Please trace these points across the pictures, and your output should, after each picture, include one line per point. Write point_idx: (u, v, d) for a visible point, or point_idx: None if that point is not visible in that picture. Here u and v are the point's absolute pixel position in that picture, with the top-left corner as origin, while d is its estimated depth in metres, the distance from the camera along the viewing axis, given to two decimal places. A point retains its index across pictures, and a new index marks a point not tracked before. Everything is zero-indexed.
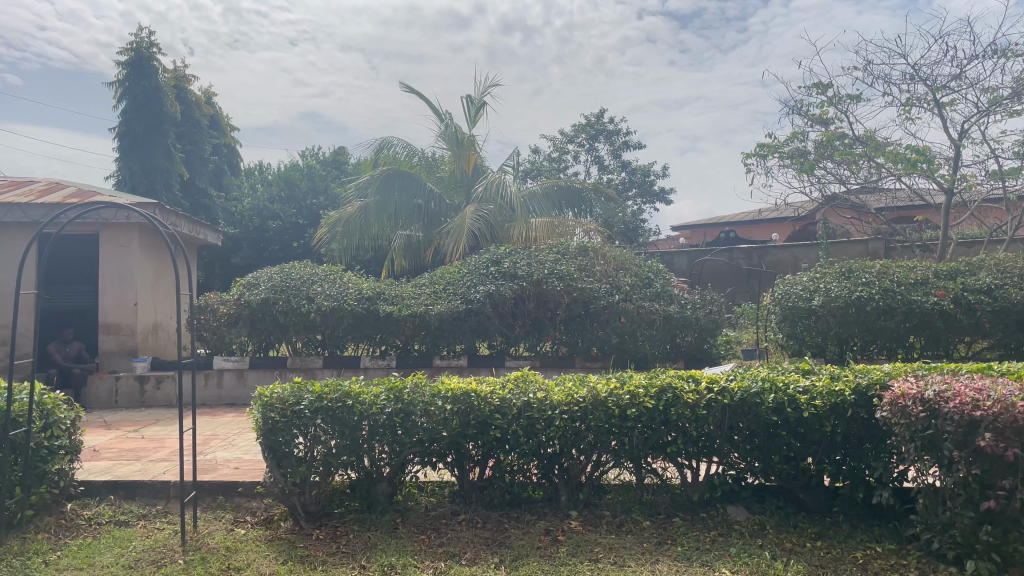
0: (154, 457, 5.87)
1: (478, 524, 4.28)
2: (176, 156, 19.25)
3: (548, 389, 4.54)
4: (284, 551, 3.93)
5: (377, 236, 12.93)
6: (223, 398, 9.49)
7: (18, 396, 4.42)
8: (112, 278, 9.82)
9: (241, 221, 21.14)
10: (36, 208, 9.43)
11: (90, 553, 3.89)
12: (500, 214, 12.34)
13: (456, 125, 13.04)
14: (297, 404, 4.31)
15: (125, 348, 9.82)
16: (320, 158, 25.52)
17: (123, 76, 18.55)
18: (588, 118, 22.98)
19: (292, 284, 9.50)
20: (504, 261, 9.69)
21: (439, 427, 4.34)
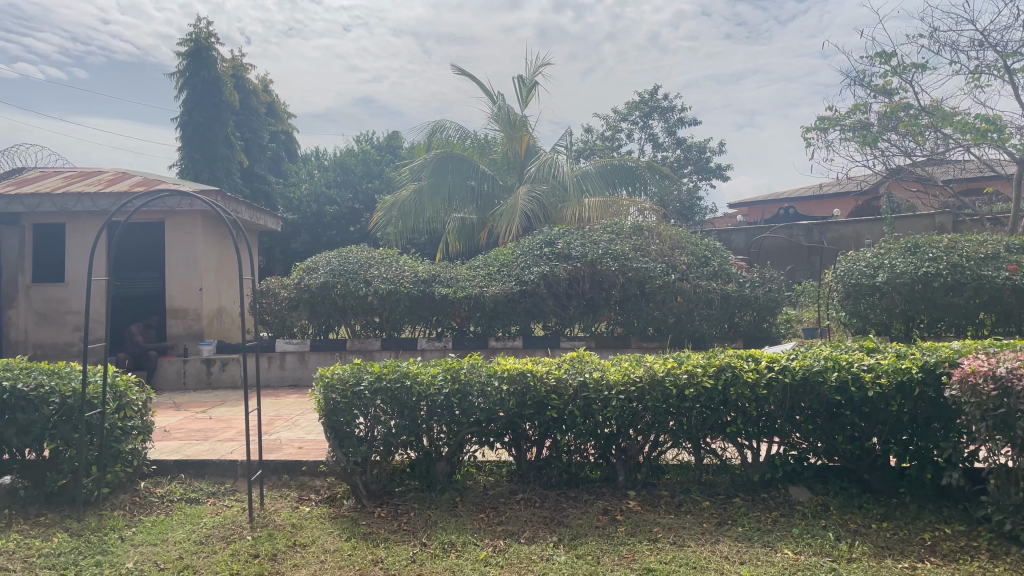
0: (220, 437, 6.06)
1: (536, 503, 4.30)
2: (236, 144, 19.72)
3: (604, 369, 4.53)
4: (348, 528, 4.02)
5: (432, 218, 13.01)
6: (286, 379, 9.71)
7: (93, 378, 4.60)
8: (177, 263, 10.14)
9: (300, 206, 21.59)
10: (105, 197, 9.76)
11: (163, 529, 4.04)
12: (553, 195, 12.30)
13: (508, 106, 13.00)
14: (357, 384, 4.40)
15: (192, 332, 10.15)
16: (374, 143, 25.77)
17: (184, 66, 19.01)
18: (641, 95, 22.70)
19: (350, 268, 9.67)
20: (558, 242, 9.66)
21: (496, 408, 4.36)
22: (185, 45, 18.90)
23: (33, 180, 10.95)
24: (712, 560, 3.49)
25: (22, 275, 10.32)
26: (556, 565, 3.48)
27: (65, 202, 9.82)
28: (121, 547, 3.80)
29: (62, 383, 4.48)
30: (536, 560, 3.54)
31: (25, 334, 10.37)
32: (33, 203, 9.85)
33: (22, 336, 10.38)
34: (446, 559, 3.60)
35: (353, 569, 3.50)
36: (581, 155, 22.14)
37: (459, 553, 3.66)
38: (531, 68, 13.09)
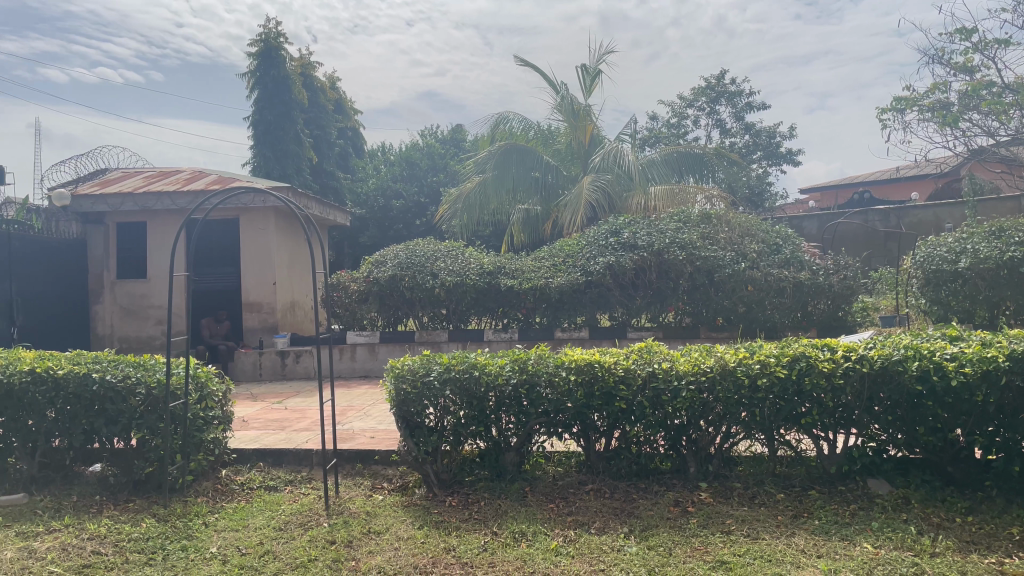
0: (296, 427, 6.23)
1: (606, 494, 4.29)
2: (305, 141, 20.17)
3: (674, 359, 4.48)
4: (420, 516, 4.08)
5: (497, 210, 13.05)
6: (356, 370, 9.93)
7: (176, 370, 4.78)
8: (252, 258, 10.45)
9: (366, 201, 21.96)
10: (183, 195, 10.12)
11: (244, 515, 4.18)
12: (618, 184, 12.18)
13: (572, 95, 12.93)
14: (427, 375, 4.47)
15: (266, 325, 10.47)
16: (439, 137, 26.01)
17: (255, 67, 19.50)
18: (708, 80, 22.29)
19: (418, 261, 9.80)
20: (624, 231, 9.56)
21: (564, 399, 4.36)
22: (255, 45, 19.38)
23: (117, 180, 11.43)
24: (789, 554, 3.43)
25: (107, 271, 10.80)
26: (627, 556, 3.47)
27: (147, 201, 10.24)
28: (205, 532, 3.95)
29: (147, 374, 4.67)
30: (607, 551, 3.53)
31: (110, 329, 10.84)
32: (116, 203, 10.29)
33: (108, 331, 10.85)
34: (518, 548, 3.62)
35: (426, 556, 3.55)
36: (646, 143, 21.89)
37: (531, 542, 3.68)
38: (595, 56, 12.98)
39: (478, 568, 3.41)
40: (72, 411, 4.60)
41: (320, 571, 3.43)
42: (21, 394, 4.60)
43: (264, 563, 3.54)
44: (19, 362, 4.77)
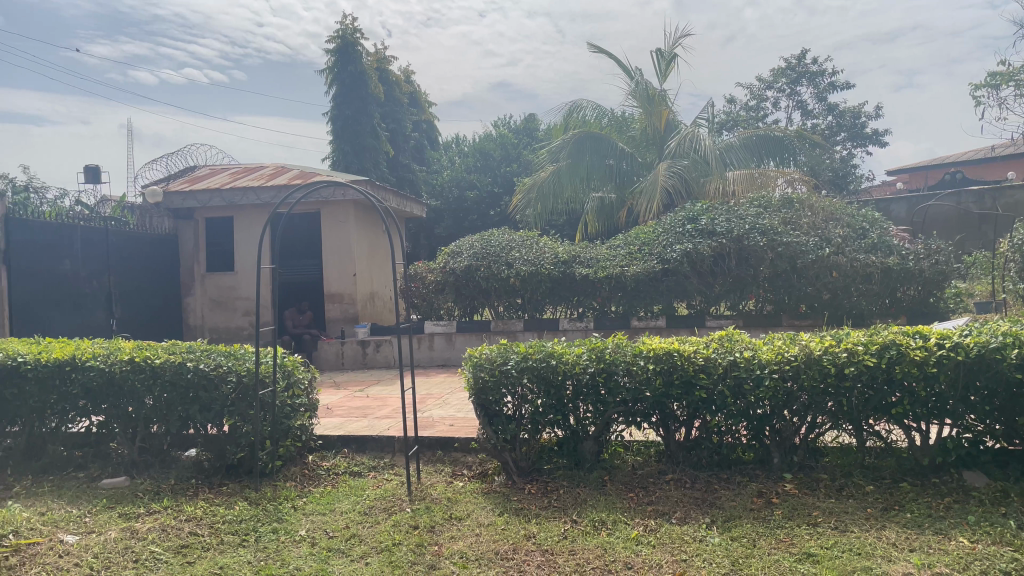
0: (378, 414, 6.37)
1: (687, 484, 4.24)
2: (382, 134, 20.46)
3: (756, 348, 4.38)
4: (500, 503, 4.13)
5: (572, 198, 13.00)
6: (435, 358, 10.06)
7: (264, 359, 4.97)
8: (333, 250, 10.73)
9: (442, 193, 22.22)
10: (267, 190, 10.46)
11: (331, 500, 4.31)
12: (695, 169, 11.96)
13: (647, 80, 12.74)
14: (505, 364, 4.52)
15: (347, 315, 10.73)
16: (512, 127, 26.07)
17: (332, 63, 19.88)
18: (787, 61, 21.65)
19: (493, 251, 9.86)
20: (702, 218, 9.37)
21: (642, 387, 4.33)
22: (333, 41, 19.74)
23: (205, 177, 11.88)
24: (879, 547, 3.32)
25: (197, 264, 11.29)
26: (710, 546, 3.43)
27: (233, 196, 10.62)
28: (294, 516, 4.09)
29: (237, 363, 4.87)
30: (689, 541, 3.50)
31: (201, 320, 11.36)
32: (205, 199, 10.72)
33: (200, 322, 11.38)
34: (597, 536, 3.62)
35: (507, 542, 3.59)
36: (723, 128, 21.42)
37: (611, 531, 3.68)
38: (670, 40, 12.75)
39: (558, 555, 3.43)
40: (168, 399, 4.82)
41: (403, 554, 3.50)
42: (121, 382, 4.85)
43: (350, 547, 3.64)
44: (119, 352, 5.03)
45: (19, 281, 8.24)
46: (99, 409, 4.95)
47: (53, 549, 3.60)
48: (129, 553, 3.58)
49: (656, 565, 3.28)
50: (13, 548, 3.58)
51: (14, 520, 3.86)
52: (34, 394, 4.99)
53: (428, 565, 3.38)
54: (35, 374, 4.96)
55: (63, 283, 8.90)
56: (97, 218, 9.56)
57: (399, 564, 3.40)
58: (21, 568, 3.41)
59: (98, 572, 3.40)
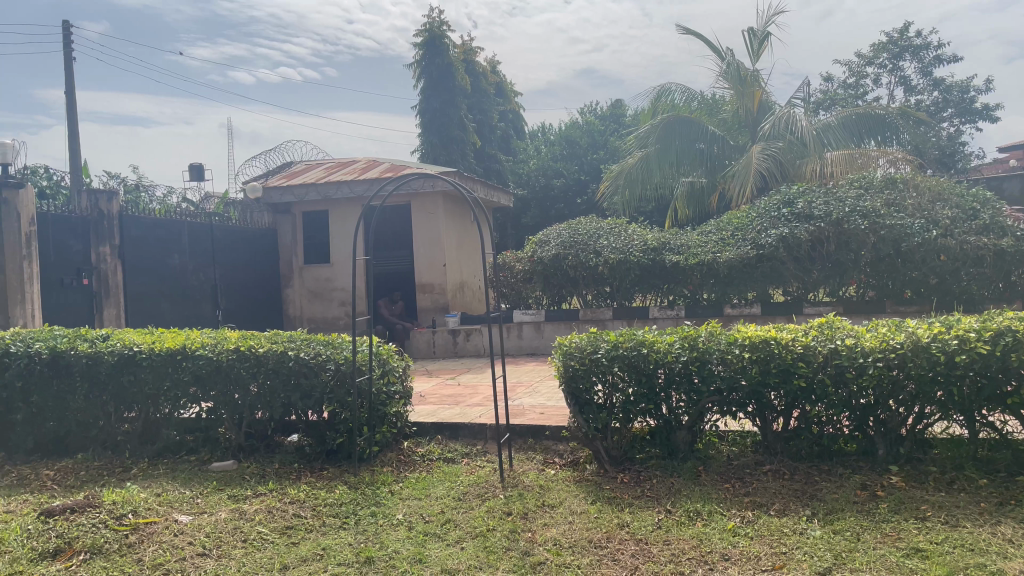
0: (469, 402, 6.46)
1: (786, 476, 4.12)
2: (469, 127, 20.66)
3: (859, 336, 4.22)
4: (593, 491, 4.13)
5: (661, 184, 12.79)
6: (524, 348, 10.08)
7: (361, 347, 5.13)
8: (423, 241, 10.92)
9: (529, 182, 22.27)
10: (360, 183, 10.73)
11: (426, 485, 4.41)
12: (790, 151, 11.61)
13: (738, 61, 12.39)
14: (595, 352, 4.51)
15: (438, 304, 10.91)
16: (598, 114, 25.84)
17: (420, 57, 20.17)
18: (890, 35, 20.65)
19: (580, 239, 9.86)
20: (798, 201, 9.05)
21: (738, 376, 4.24)
22: (421, 35, 20.02)
23: (300, 172, 12.26)
24: (994, 543, 3.16)
25: (295, 258, 11.71)
26: (812, 539, 3.33)
27: (328, 190, 10.95)
28: (392, 499, 4.20)
29: (335, 352, 5.03)
30: (789, 534, 3.41)
31: (300, 310, 11.76)
32: (301, 193, 11.09)
33: (298, 312, 11.79)
34: (693, 527, 3.57)
35: (600, 531, 3.58)
36: (820, 107, 20.64)
37: (706, 522, 3.62)
38: (763, 19, 12.35)
39: (653, 545, 3.40)
40: (271, 386, 5.02)
41: (497, 540, 3.55)
42: (228, 370, 5.09)
43: (446, 531, 3.71)
44: (225, 341, 5.27)
45: (133, 274, 8.74)
46: (207, 396, 5.19)
47: (169, 528, 3.80)
48: (239, 533, 3.76)
49: (755, 557, 3.21)
50: (132, 527, 3.78)
51: (132, 500, 4.08)
52: (148, 382, 5.27)
53: (523, 551, 3.42)
54: (150, 363, 5.25)
55: (172, 276, 9.39)
56: (200, 214, 10.02)
57: (494, 550, 3.45)
58: (141, 545, 3.60)
59: (210, 551, 3.57)
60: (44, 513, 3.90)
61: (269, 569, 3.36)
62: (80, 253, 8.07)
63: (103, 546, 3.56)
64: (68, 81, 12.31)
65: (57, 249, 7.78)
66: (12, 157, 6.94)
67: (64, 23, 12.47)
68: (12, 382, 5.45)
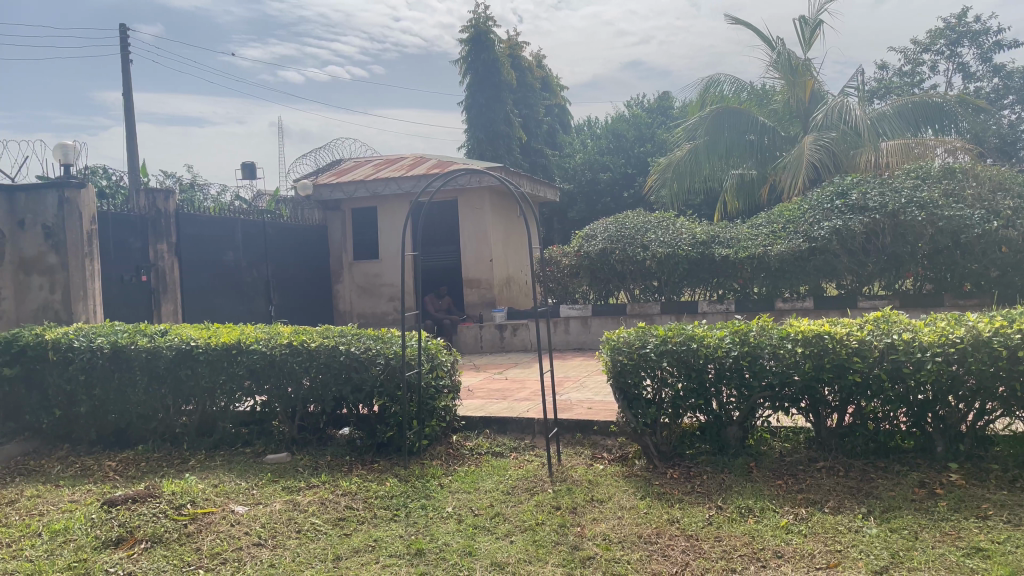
0: (517, 396, 6.48)
1: (840, 473, 4.05)
2: (515, 121, 20.67)
3: (916, 330, 4.13)
4: (642, 486, 4.11)
5: (710, 176, 12.64)
6: (571, 343, 10.07)
7: (410, 342, 5.19)
8: (470, 236, 10.99)
9: (575, 176, 22.19)
10: (407, 179, 10.84)
11: (475, 479, 4.44)
12: (844, 141, 11.35)
13: (789, 50, 12.15)
14: (644, 347, 4.48)
15: (485, 300, 10.97)
16: (645, 106, 25.62)
17: (466, 52, 20.24)
18: (947, 21, 20.02)
19: (628, 233, 9.80)
20: (852, 192, 8.85)
21: (790, 371, 4.17)
22: (466, 31, 20.09)
23: (349, 169, 12.42)
24: None
25: (345, 254, 11.88)
26: (867, 537, 3.27)
27: (376, 186, 11.08)
28: (442, 493, 4.24)
29: (385, 347, 5.10)
30: (844, 531, 3.35)
31: (350, 306, 11.95)
32: (350, 190, 11.24)
33: (348, 307, 11.97)
34: (745, 524, 3.53)
35: (650, 527, 3.56)
36: (874, 96, 20.16)
37: (759, 518, 3.58)
38: (814, 7, 12.10)
39: (704, 542, 3.37)
40: (324, 379, 5.10)
41: (547, 534, 3.56)
42: (282, 364, 5.19)
43: (495, 525, 3.74)
44: (279, 336, 5.39)
45: (189, 271, 8.97)
46: (262, 389, 5.31)
47: (226, 519, 3.89)
48: (293, 524, 3.84)
49: (808, 555, 3.16)
50: (191, 517, 3.88)
51: (191, 490, 4.20)
52: (205, 376, 5.41)
53: (572, 546, 3.42)
54: (207, 357, 5.39)
55: (227, 273, 9.60)
56: (253, 211, 10.21)
57: (544, 544, 3.46)
58: (199, 535, 3.70)
59: (266, 541, 3.65)
60: (107, 502, 4.02)
61: (323, 559, 3.42)
62: (139, 251, 8.29)
63: (163, 536, 3.66)
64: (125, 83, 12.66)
65: (117, 247, 8.01)
66: (72, 158, 7.15)
67: (121, 27, 12.82)
68: (76, 375, 5.63)
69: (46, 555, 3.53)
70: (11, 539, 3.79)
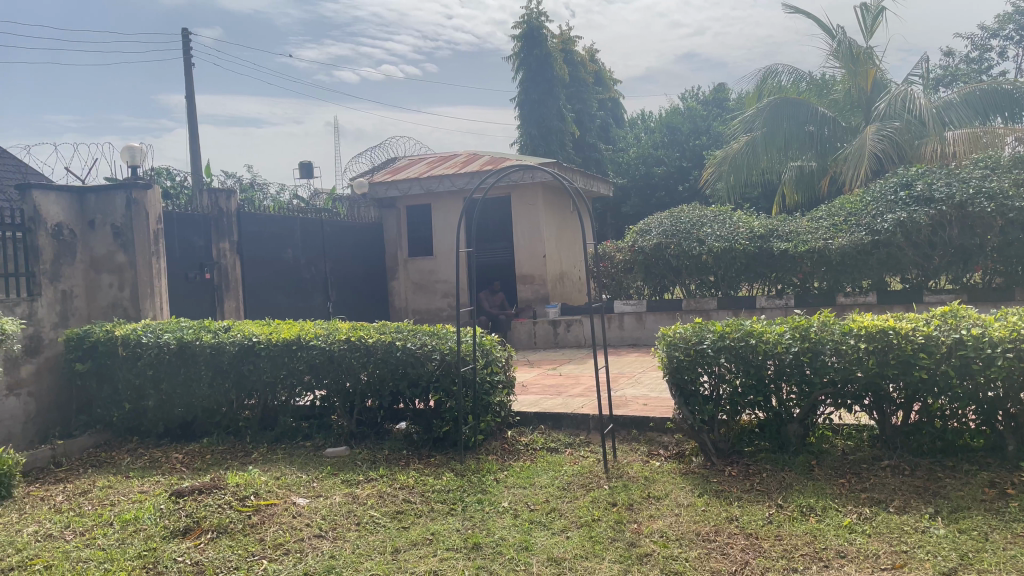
0: (572, 392, 6.48)
1: (905, 472, 3.94)
2: (568, 116, 20.61)
3: (986, 325, 4.00)
4: (699, 484, 4.06)
5: (767, 169, 12.39)
6: (625, 338, 9.96)
7: (465, 338, 5.23)
8: (524, 232, 11.01)
9: (628, 170, 22.00)
10: (461, 176, 10.91)
11: (531, 474, 4.45)
12: (909, 131, 11.04)
13: (850, 39, 11.82)
14: (701, 343, 4.45)
15: (539, 295, 10.99)
16: (701, 99, 25.26)
17: (519, 48, 20.27)
18: (1017, 5, 19.25)
19: (684, 227, 9.72)
20: (917, 182, 8.56)
21: (853, 367, 4.07)
22: (519, 27, 20.11)
23: (404, 167, 12.56)
24: None
25: (400, 251, 12.03)
26: (934, 538, 3.17)
27: (430, 183, 11.18)
28: (498, 487, 4.27)
29: (441, 342, 5.15)
30: (910, 532, 3.26)
31: (405, 302, 12.10)
32: (405, 187, 11.38)
33: (404, 303, 12.13)
34: (806, 522, 3.47)
35: (708, 524, 3.52)
36: (940, 84, 19.52)
37: (820, 518, 3.50)
38: None
39: (764, 540, 3.32)
40: (380, 375, 5.18)
41: (603, 531, 3.55)
42: (340, 360, 5.29)
43: (551, 520, 3.74)
44: (337, 332, 5.48)
45: (250, 267, 9.19)
46: (322, 384, 5.43)
47: (288, 510, 3.98)
48: (353, 516, 3.91)
49: (873, 555, 3.09)
50: (254, 508, 3.98)
51: (254, 482, 4.31)
52: (267, 370, 5.55)
53: (629, 542, 3.40)
54: (268, 353, 5.52)
55: (286, 270, 9.80)
56: (311, 209, 10.39)
57: (600, 540, 3.45)
58: (262, 526, 3.80)
59: (327, 533, 3.72)
60: (175, 493, 4.16)
61: (382, 551, 3.48)
62: (202, 249, 8.49)
63: (228, 526, 3.76)
64: (188, 86, 13.01)
65: (182, 246, 8.24)
66: (140, 159, 7.38)
67: (183, 32, 13.18)
68: (144, 370, 5.83)
69: (117, 544, 3.66)
70: (85, 528, 3.94)
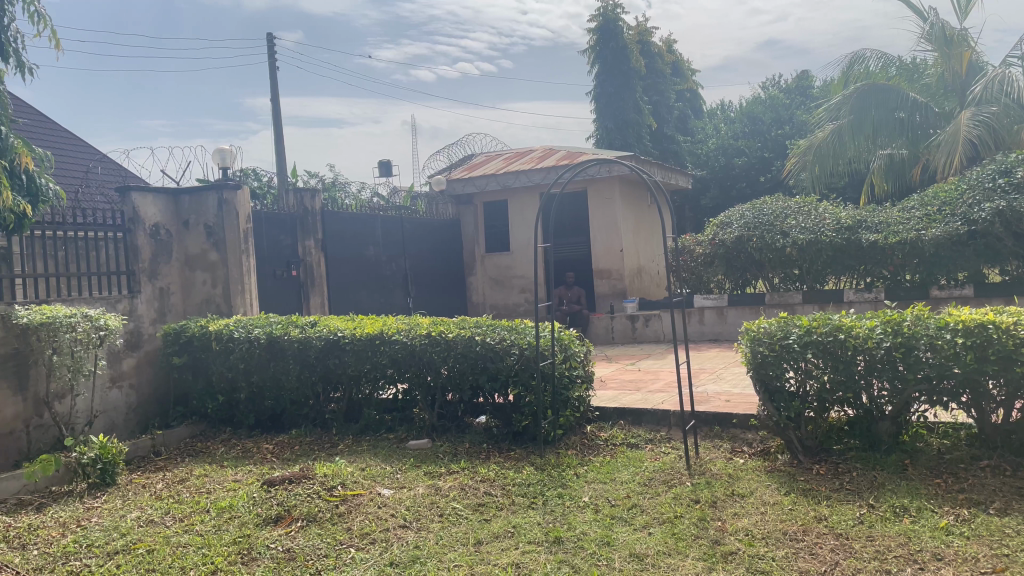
0: (651, 388, 6.42)
1: (1006, 472, 3.76)
2: (645, 109, 20.38)
3: None
4: (786, 482, 3.97)
5: (855, 158, 11.97)
6: (705, 333, 9.79)
7: (544, 333, 5.25)
8: (601, 226, 10.95)
9: (707, 162, 21.57)
10: (537, 172, 10.93)
11: (611, 469, 4.44)
12: (1006, 115, 10.49)
13: (943, 21, 11.27)
14: (786, 338, 4.35)
15: (617, 290, 10.92)
16: (782, 87, 24.57)
17: (594, 42, 20.15)
18: None
19: (766, 220, 9.46)
20: (1019, 168, 8.11)
21: (949, 363, 3.90)
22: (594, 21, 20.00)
23: (481, 163, 12.67)
24: None
25: (478, 247, 12.15)
26: None
27: (507, 179, 11.25)
28: (578, 482, 4.27)
29: (519, 337, 5.18)
30: (1011, 535, 3.11)
31: (483, 297, 12.21)
32: (483, 184, 11.48)
33: (481, 299, 12.23)
34: (900, 523, 3.35)
35: (795, 523, 3.44)
36: None
37: (915, 518, 3.38)
38: None
39: (855, 541, 3.22)
40: (461, 370, 5.26)
41: (686, 527, 3.51)
42: (421, 354, 5.39)
43: (632, 516, 3.73)
44: (419, 327, 5.58)
45: (334, 265, 9.44)
46: (404, 378, 5.54)
47: (373, 501, 4.08)
48: (436, 508, 3.98)
49: (972, 559, 2.96)
50: (341, 498, 4.10)
51: (341, 473, 4.45)
52: (351, 365, 5.70)
53: (713, 540, 3.36)
54: (353, 347, 5.68)
55: (368, 266, 10.03)
56: (391, 206, 10.60)
57: (683, 537, 3.42)
58: (350, 515, 3.91)
59: (411, 523, 3.80)
60: (266, 483, 4.32)
61: (465, 543, 3.53)
62: (289, 246, 8.77)
63: (317, 515, 3.89)
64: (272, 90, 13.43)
65: (270, 244, 8.53)
66: (229, 161, 7.67)
67: (267, 38, 13.61)
68: (236, 364, 6.06)
69: (214, 530, 3.82)
70: (184, 514, 4.13)
